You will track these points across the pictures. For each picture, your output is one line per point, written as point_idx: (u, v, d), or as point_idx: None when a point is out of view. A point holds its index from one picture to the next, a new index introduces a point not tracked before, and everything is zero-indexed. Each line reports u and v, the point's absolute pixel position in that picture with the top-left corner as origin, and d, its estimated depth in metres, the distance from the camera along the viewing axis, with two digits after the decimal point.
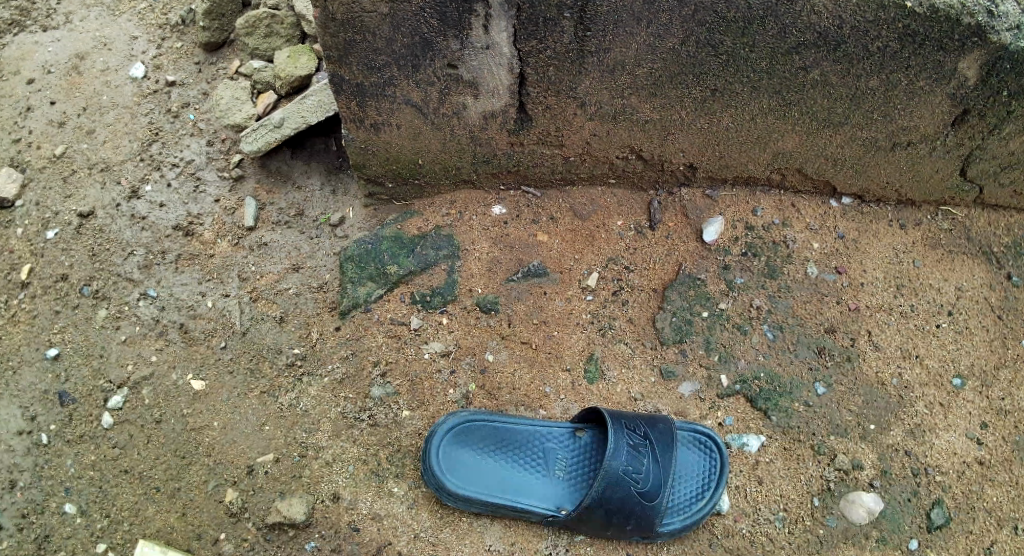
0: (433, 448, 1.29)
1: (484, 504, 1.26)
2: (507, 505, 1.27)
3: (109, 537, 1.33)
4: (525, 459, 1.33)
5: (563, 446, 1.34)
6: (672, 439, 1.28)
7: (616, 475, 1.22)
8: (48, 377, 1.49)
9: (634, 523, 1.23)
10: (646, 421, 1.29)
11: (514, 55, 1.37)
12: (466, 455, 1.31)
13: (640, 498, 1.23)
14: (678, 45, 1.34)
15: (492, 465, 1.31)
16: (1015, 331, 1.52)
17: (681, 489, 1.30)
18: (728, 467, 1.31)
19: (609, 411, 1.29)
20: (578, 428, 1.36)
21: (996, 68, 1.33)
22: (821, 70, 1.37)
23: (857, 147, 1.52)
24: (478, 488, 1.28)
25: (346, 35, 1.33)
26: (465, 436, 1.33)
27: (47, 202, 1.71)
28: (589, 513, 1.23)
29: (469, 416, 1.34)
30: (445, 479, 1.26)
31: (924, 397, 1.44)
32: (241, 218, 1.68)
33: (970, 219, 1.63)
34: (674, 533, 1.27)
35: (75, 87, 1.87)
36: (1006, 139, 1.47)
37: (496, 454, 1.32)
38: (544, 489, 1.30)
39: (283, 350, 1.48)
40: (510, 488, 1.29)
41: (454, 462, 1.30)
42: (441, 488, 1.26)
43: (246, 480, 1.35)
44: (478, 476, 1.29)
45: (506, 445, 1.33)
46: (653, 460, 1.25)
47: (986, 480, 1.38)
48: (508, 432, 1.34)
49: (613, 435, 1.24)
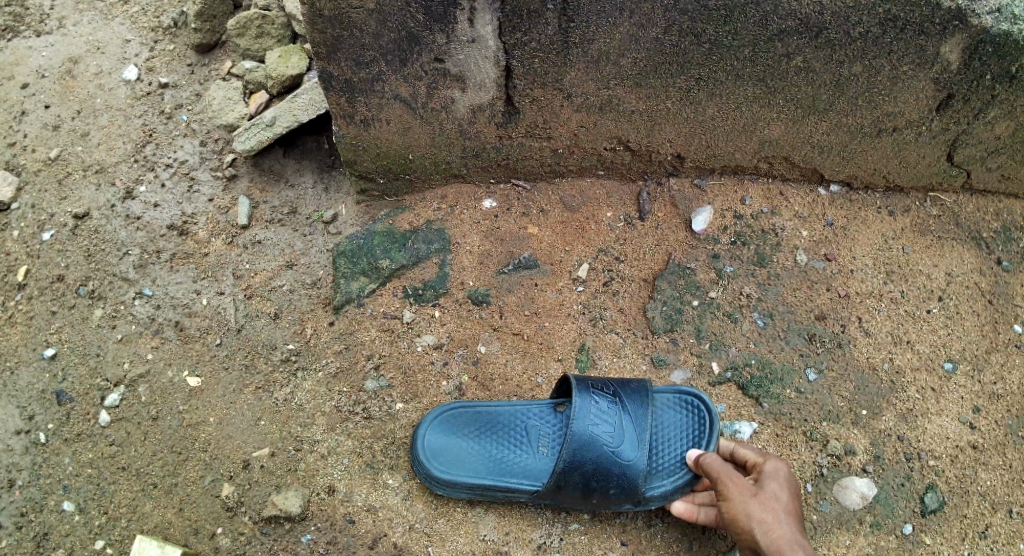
0: (418, 435, 1.31)
1: (469, 487, 1.27)
2: (492, 485, 1.27)
3: (107, 534, 1.34)
4: (512, 439, 1.33)
5: (547, 422, 1.34)
6: (644, 397, 1.28)
7: (584, 437, 1.24)
8: (45, 377, 1.50)
9: (617, 487, 1.24)
10: (617, 383, 1.31)
11: (500, 48, 1.38)
12: (452, 442, 1.32)
13: (614, 459, 1.24)
14: (661, 35, 1.35)
15: (476, 448, 1.32)
16: (1006, 316, 1.53)
17: (669, 449, 1.30)
18: (717, 422, 1.30)
19: (576, 376, 1.31)
20: (560, 401, 1.35)
21: (979, 52, 1.34)
22: (804, 57, 1.38)
23: (844, 134, 1.53)
24: (461, 471, 1.28)
25: (333, 31, 1.34)
26: (448, 424, 1.34)
27: (42, 204, 1.71)
28: (567, 479, 1.24)
29: (450, 404, 1.35)
30: (428, 467, 1.28)
31: (915, 381, 1.45)
32: (235, 216, 1.69)
33: (959, 205, 1.64)
34: (667, 495, 1.26)
35: (69, 91, 1.88)
36: (992, 124, 1.48)
37: (480, 437, 1.33)
38: (529, 466, 1.30)
39: (277, 345, 1.49)
40: (495, 469, 1.30)
41: (437, 448, 1.31)
42: (428, 476, 1.28)
43: (242, 474, 1.36)
44: (462, 460, 1.30)
45: (490, 427, 1.34)
46: (624, 419, 1.26)
47: (979, 464, 1.39)
48: (491, 414, 1.35)
49: (579, 396, 1.26)
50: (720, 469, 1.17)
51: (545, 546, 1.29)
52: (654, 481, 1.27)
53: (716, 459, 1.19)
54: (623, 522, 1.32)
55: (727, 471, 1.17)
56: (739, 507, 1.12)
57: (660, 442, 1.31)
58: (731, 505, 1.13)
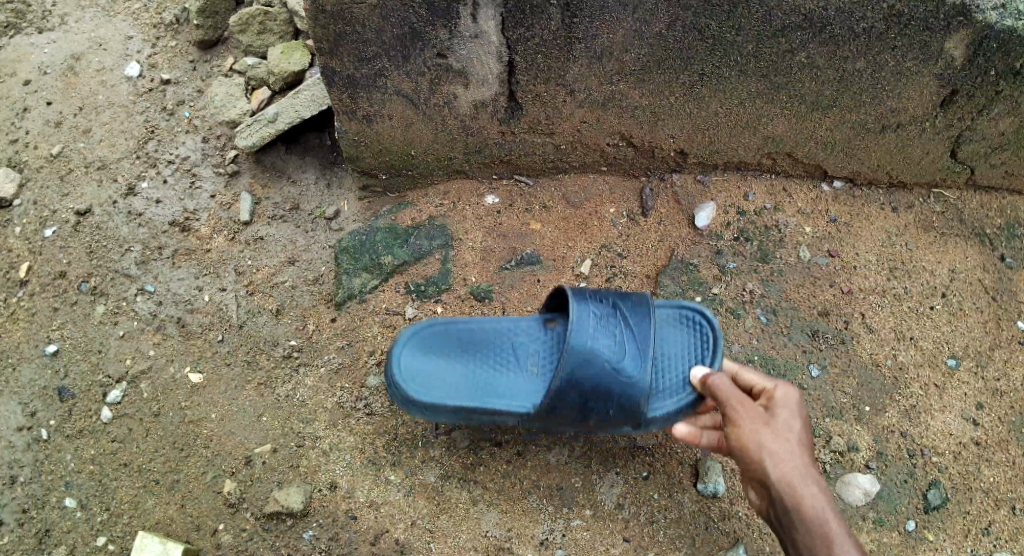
0: (393, 357, 1.23)
1: (453, 410, 1.20)
2: (476, 407, 1.20)
3: (109, 530, 1.34)
4: (497, 358, 1.26)
5: (534, 339, 1.28)
6: (644, 309, 1.22)
7: (582, 350, 1.16)
8: (47, 373, 1.50)
9: (617, 406, 1.17)
10: (615, 295, 1.24)
11: (503, 44, 1.38)
12: (430, 363, 1.25)
13: (614, 373, 1.16)
14: (664, 30, 1.35)
15: (457, 369, 1.24)
16: (1009, 312, 1.52)
17: (671, 368, 1.24)
18: (722, 339, 1.25)
19: (572, 289, 1.23)
20: (550, 318, 1.29)
21: (983, 48, 1.33)
22: (808, 52, 1.37)
23: (847, 130, 1.53)
24: (443, 394, 1.21)
25: (336, 27, 1.34)
26: (425, 344, 1.26)
27: (44, 200, 1.71)
28: (563, 397, 1.17)
29: (428, 324, 1.28)
30: (407, 390, 1.20)
31: (918, 378, 1.45)
32: (236, 213, 1.68)
33: (962, 201, 1.63)
34: (669, 415, 1.20)
35: (71, 88, 1.88)
36: (996, 120, 1.48)
37: (462, 357, 1.26)
38: (517, 386, 1.23)
39: (279, 341, 1.49)
40: (479, 390, 1.22)
41: (414, 371, 1.23)
42: (406, 399, 1.20)
43: (244, 470, 1.36)
44: (443, 382, 1.22)
45: (471, 348, 1.27)
46: (624, 331, 1.19)
47: (983, 460, 1.38)
48: (472, 333, 1.29)
49: (577, 310, 1.18)
50: (728, 393, 1.10)
51: (548, 542, 1.29)
52: (655, 402, 1.20)
53: (725, 383, 1.11)
54: (626, 518, 1.32)
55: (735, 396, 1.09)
56: (749, 434, 1.04)
57: (662, 361, 1.24)
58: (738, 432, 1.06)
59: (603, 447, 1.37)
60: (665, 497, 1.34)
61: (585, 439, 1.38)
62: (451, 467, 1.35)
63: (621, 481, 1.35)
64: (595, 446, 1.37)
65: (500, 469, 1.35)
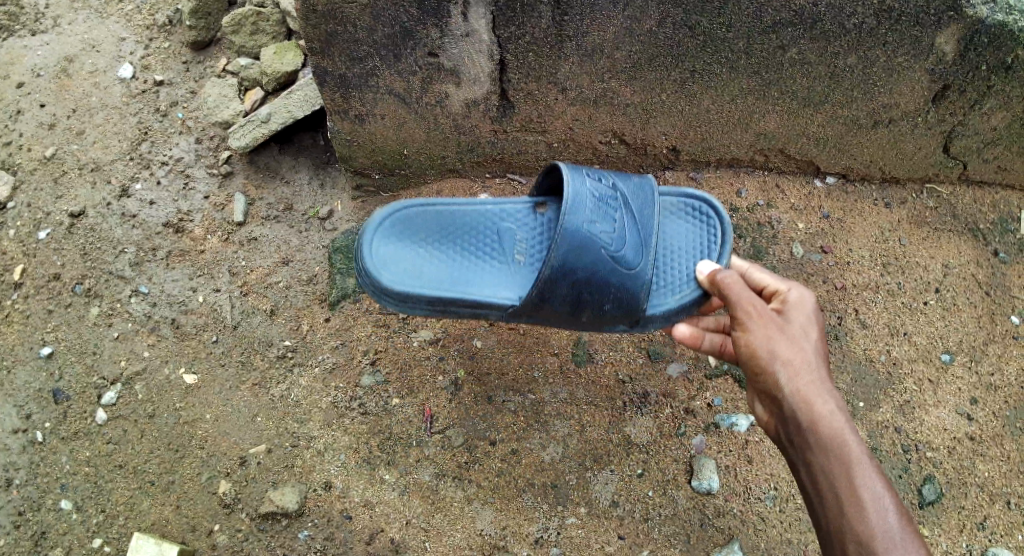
0: (364, 243, 1.17)
1: (431, 300, 1.15)
2: (457, 298, 1.15)
3: (105, 532, 1.35)
4: (480, 244, 1.22)
5: (521, 225, 1.24)
6: (647, 195, 1.19)
7: (581, 233, 1.11)
8: (42, 375, 1.50)
9: (613, 301, 1.15)
10: (615, 178, 1.21)
11: (494, 42, 1.38)
12: (404, 248, 1.19)
13: (613, 263, 1.12)
14: (655, 27, 1.35)
15: (436, 257, 1.20)
16: (1003, 307, 1.53)
17: (673, 260, 1.22)
18: (731, 230, 1.23)
19: (569, 166, 1.18)
20: (540, 203, 1.25)
21: (974, 43, 1.34)
22: (799, 48, 1.37)
23: (840, 126, 1.53)
24: (421, 283, 1.15)
25: (327, 27, 1.34)
26: (398, 227, 1.20)
27: (38, 203, 1.70)
28: (556, 290, 1.13)
29: (405, 204, 1.22)
30: (379, 276, 1.14)
31: (912, 373, 1.45)
32: (230, 214, 1.67)
33: (955, 196, 1.64)
34: (670, 311, 1.18)
35: (65, 90, 1.88)
36: (987, 114, 1.48)
37: (441, 244, 1.21)
38: (501, 278, 1.18)
39: (274, 342, 1.49)
40: (459, 280, 1.17)
41: (386, 257, 1.17)
42: (377, 286, 1.14)
43: (239, 470, 1.36)
44: (421, 270, 1.17)
45: (453, 232, 1.23)
46: (624, 215, 1.16)
47: (977, 455, 1.39)
48: (454, 217, 1.24)
49: (574, 186, 1.14)
50: (739, 293, 1.09)
51: (543, 540, 1.29)
52: (656, 299, 1.19)
53: (738, 282, 1.10)
54: (620, 516, 1.32)
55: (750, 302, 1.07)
56: (761, 342, 1.05)
57: (666, 252, 1.23)
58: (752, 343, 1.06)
59: (597, 444, 1.37)
60: (660, 494, 1.34)
61: (580, 437, 1.38)
62: (446, 465, 1.35)
63: (615, 478, 1.35)
64: (590, 443, 1.37)
65: (495, 467, 1.35)
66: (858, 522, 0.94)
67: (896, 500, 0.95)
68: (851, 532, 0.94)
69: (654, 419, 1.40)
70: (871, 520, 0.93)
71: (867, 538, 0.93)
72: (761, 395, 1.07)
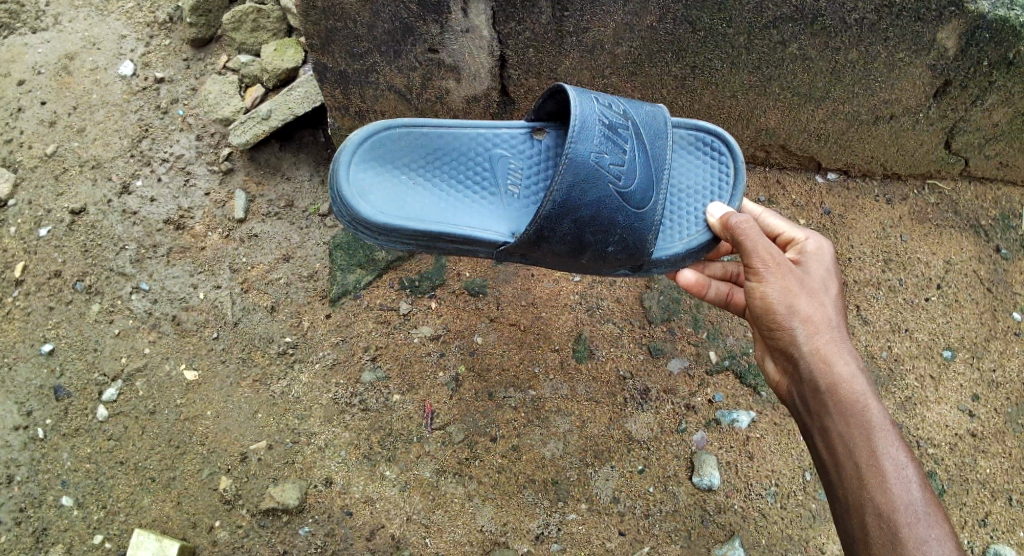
0: (340, 170, 1.15)
1: (415, 234, 1.14)
2: (442, 233, 1.15)
3: (106, 528, 1.36)
4: (469, 173, 1.22)
5: (514, 153, 1.23)
6: (658, 127, 1.17)
7: (589, 164, 1.08)
8: (43, 372, 1.50)
9: (617, 242, 1.13)
10: (626, 106, 1.18)
11: (494, 38, 1.38)
12: (387, 177, 1.18)
13: (619, 199, 1.10)
14: (655, 23, 1.35)
15: (420, 189, 1.20)
16: (1004, 304, 1.53)
17: (681, 200, 1.22)
18: (744, 170, 1.23)
19: (577, 89, 1.15)
20: (538, 130, 1.24)
21: (976, 38, 1.33)
22: (799, 44, 1.37)
23: (840, 121, 1.53)
24: (404, 216, 1.14)
25: (327, 23, 1.35)
26: (378, 153, 1.19)
27: (38, 200, 1.70)
28: (557, 226, 1.09)
29: (388, 126, 1.20)
30: (358, 207, 1.12)
31: (914, 369, 1.45)
32: (231, 210, 1.66)
33: (957, 192, 1.63)
34: (676, 256, 1.18)
35: (65, 87, 1.86)
36: (989, 110, 1.47)
37: (427, 174, 1.21)
38: (491, 214, 1.19)
39: (274, 339, 1.48)
40: (445, 213, 1.17)
41: (365, 186, 1.15)
42: (356, 218, 1.13)
43: (240, 467, 1.37)
44: (405, 202, 1.17)
45: (439, 158, 1.22)
46: (635, 146, 1.13)
47: (978, 452, 1.39)
48: (443, 141, 1.22)
49: (583, 115, 1.10)
50: (753, 241, 1.08)
51: (543, 536, 1.30)
52: (663, 243, 1.18)
53: (755, 231, 1.09)
54: (621, 512, 1.32)
55: (776, 257, 1.07)
56: (780, 299, 1.06)
57: (676, 192, 1.22)
58: (777, 301, 1.06)
59: (598, 441, 1.37)
60: (660, 490, 1.34)
61: (580, 433, 1.38)
62: (446, 462, 1.35)
63: (616, 474, 1.35)
64: (590, 440, 1.37)
65: (496, 463, 1.35)
66: (883, 494, 0.96)
67: (918, 474, 0.98)
68: (873, 504, 0.96)
69: (655, 414, 1.40)
70: (895, 492, 0.96)
71: (889, 511, 0.96)
72: (781, 358, 1.09)
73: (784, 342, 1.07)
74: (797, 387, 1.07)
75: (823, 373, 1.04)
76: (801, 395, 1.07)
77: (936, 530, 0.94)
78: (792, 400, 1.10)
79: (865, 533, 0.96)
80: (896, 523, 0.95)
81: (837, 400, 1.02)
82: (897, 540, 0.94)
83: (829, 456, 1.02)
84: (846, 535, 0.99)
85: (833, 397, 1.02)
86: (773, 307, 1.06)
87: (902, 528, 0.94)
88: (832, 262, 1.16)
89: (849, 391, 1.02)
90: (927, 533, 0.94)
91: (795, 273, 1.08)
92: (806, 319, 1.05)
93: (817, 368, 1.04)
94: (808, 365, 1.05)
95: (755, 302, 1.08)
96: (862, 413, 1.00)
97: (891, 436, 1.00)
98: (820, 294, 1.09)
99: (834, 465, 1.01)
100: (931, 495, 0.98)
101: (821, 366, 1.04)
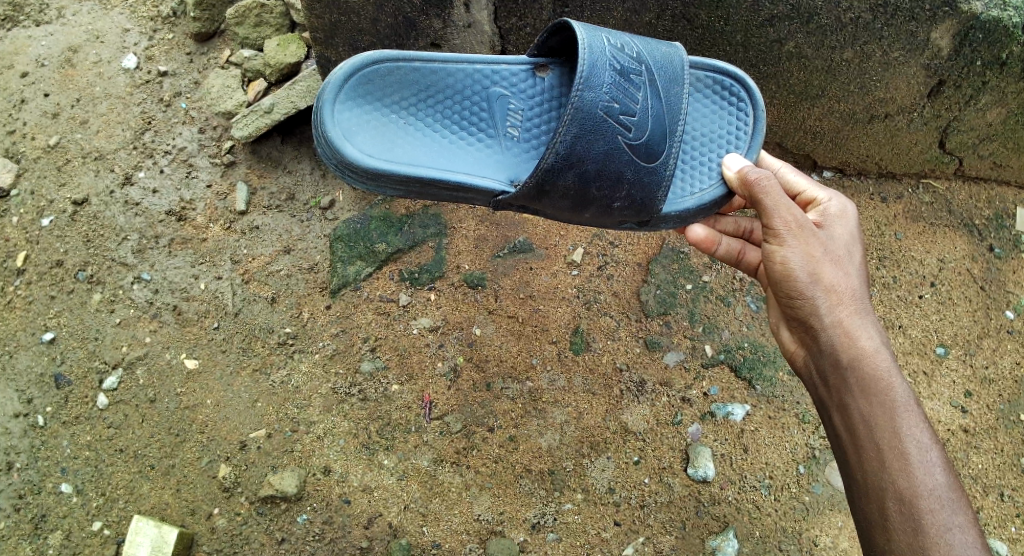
0: (325, 107, 1.14)
1: (405, 180, 1.15)
2: (435, 181, 1.16)
3: (105, 515, 1.38)
4: (468, 114, 1.23)
5: (516, 93, 1.24)
6: (675, 71, 1.17)
7: (598, 114, 1.10)
8: (44, 360, 1.51)
9: (624, 198, 1.15)
10: (641, 46, 1.18)
11: (495, 33, 1.47)
12: (376, 116, 1.19)
13: (627, 151, 1.12)
14: (654, 20, 1.40)
15: (411, 130, 1.20)
16: (998, 302, 1.55)
17: (696, 149, 1.24)
18: (764, 118, 1.24)
19: (588, 28, 1.14)
20: (540, 66, 1.25)
21: (969, 38, 1.34)
22: (796, 42, 1.39)
23: (835, 120, 1.55)
24: (393, 160, 1.15)
25: (331, 16, 1.43)
26: (364, 90, 1.19)
27: (41, 190, 1.70)
28: (559, 182, 1.11)
29: (376, 60, 1.19)
30: (344, 149, 1.12)
31: (906, 365, 1.47)
32: (232, 202, 1.66)
33: (951, 192, 1.65)
34: (686, 212, 1.20)
35: (69, 79, 1.85)
36: (983, 110, 1.49)
37: (420, 113, 1.22)
38: (487, 160, 1.21)
39: (274, 329, 1.49)
40: (439, 158, 1.19)
41: (350, 126, 1.16)
42: (342, 161, 1.14)
43: (238, 455, 1.39)
44: (395, 145, 1.17)
45: (433, 96, 1.23)
46: (648, 93, 1.14)
47: (971, 447, 1.41)
48: (438, 78, 1.23)
49: (593, 61, 1.11)
50: (771, 203, 1.08)
51: (539, 526, 1.32)
52: (673, 198, 1.20)
53: (778, 192, 1.09)
54: (616, 502, 1.34)
55: (798, 220, 1.08)
56: (802, 267, 1.07)
57: (692, 141, 1.24)
58: (799, 268, 1.07)
59: (595, 431, 1.39)
60: (655, 482, 1.36)
61: (577, 424, 1.39)
62: (444, 451, 1.37)
63: (612, 465, 1.37)
64: (587, 431, 1.39)
65: (493, 453, 1.37)
66: (905, 479, 0.97)
67: (942, 458, 0.99)
68: (894, 488, 0.97)
69: (651, 407, 1.41)
70: (918, 478, 0.97)
71: (911, 497, 0.96)
72: (801, 329, 1.10)
73: (805, 312, 1.08)
74: (817, 360, 1.09)
75: (845, 347, 1.05)
76: (820, 369, 1.08)
77: (959, 517, 0.95)
78: (809, 372, 1.12)
79: (883, 517, 0.98)
80: (917, 509, 0.96)
81: (860, 376, 1.03)
82: (918, 528, 0.95)
83: (848, 435, 1.03)
84: (863, 520, 1.00)
85: (856, 373, 1.04)
86: (795, 274, 1.07)
87: (923, 514, 0.95)
88: (855, 229, 1.18)
89: (873, 368, 1.03)
90: (949, 520, 0.95)
91: (818, 239, 1.10)
92: (828, 290, 1.07)
93: (840, 342, 1.05)
94: (831, 338, 1.06)
95: (775, 267, 1.09)
96: (885, 392, 1.02)
97: (915, 417, 1.01)
98: (844, 263, 1.10)
99: (854, 444, 1.02)
100: (953, 480, 0.99)
101: (843, 340, 1.05)
